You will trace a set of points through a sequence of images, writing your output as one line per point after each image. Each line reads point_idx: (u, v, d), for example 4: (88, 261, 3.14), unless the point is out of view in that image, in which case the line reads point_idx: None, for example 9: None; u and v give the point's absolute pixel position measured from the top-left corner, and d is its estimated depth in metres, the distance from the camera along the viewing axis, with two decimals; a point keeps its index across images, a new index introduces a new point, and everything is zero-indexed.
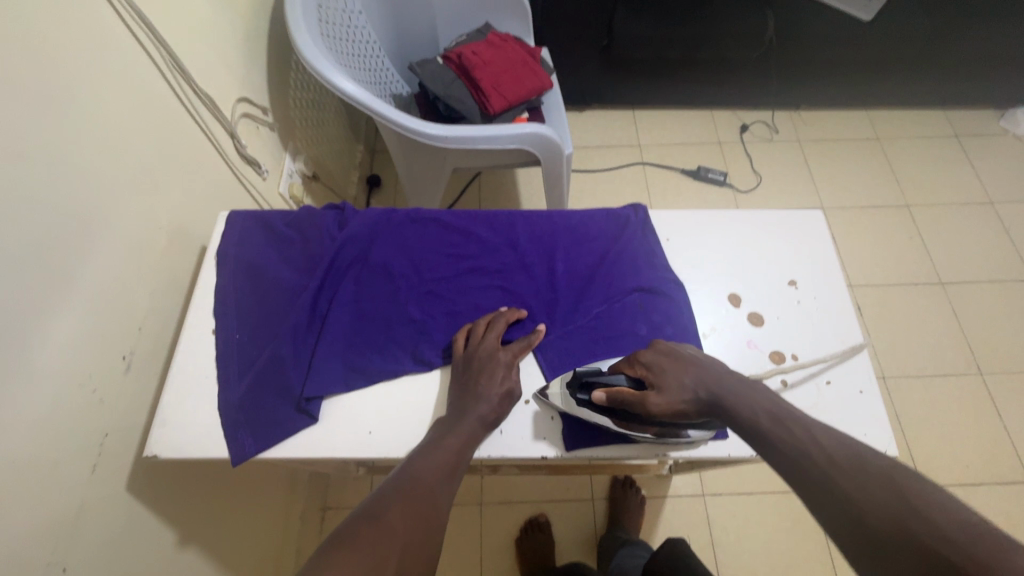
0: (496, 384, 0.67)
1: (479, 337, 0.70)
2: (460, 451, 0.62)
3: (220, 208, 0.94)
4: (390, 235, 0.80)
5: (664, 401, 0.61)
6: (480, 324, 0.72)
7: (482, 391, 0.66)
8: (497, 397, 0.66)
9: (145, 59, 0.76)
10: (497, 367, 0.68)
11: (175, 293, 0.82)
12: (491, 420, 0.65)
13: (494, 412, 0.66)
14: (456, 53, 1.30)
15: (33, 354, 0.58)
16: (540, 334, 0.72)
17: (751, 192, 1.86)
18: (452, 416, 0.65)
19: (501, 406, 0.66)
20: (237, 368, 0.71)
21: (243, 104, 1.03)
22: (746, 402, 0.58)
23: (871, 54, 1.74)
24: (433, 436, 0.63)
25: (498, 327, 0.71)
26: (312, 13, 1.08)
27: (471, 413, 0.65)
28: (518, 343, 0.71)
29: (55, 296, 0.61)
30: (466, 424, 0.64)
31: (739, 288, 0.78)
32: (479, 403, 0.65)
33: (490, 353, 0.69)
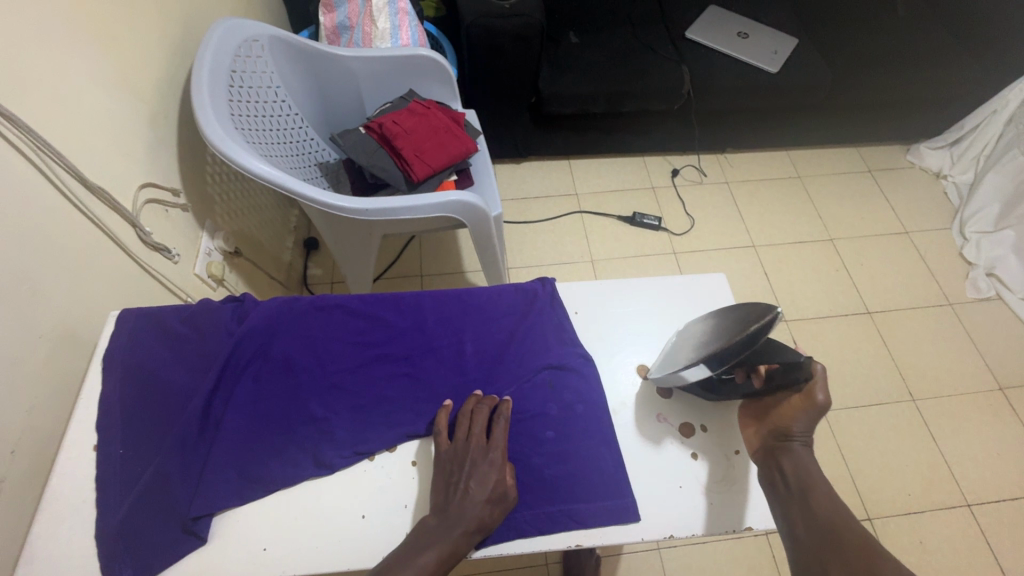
0: (489, 483, 0.64)
1: (467, 427, 0.68)
2: (443, 563, 0.59)
3: (118, 302, 0.90)
4: (292, 325, 0.77)
5: (792, 412, 0.65)
6: (463, 415, 0.69)
7: (472, 494, 0.63)
8: (488, 497, 0.63)
9: (23, 163, 0.74)
10: (485, 465, 0.65)
11: (59, 402, 0.77)
12: (478, 527, 0.62)
13: (482, 518, 0.62)
14: (378, 123, 1.31)
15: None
16: (508, 405, 0.70)
17: (685, 235, 1.92)
18: (434, 525, 0.62)
19: (492, 510, 0.63)
20: (118, 489, 0.66)
21: (149, 190, 1.00)
22: (807, 468, 0.63)
23: (783, 102, 1.85)
24: (413, 546, 0.60)
25: (481, 419, 0.68)
26: (221, 94, 1.08)
27: (461, 518, 0.61)
28: (501, 427, 0.68)
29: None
30: (454, 533, 0.60)
31: (648, 359, 0.79)
32: (468, 509, 0.62)
33: (479, 452, 0.66)
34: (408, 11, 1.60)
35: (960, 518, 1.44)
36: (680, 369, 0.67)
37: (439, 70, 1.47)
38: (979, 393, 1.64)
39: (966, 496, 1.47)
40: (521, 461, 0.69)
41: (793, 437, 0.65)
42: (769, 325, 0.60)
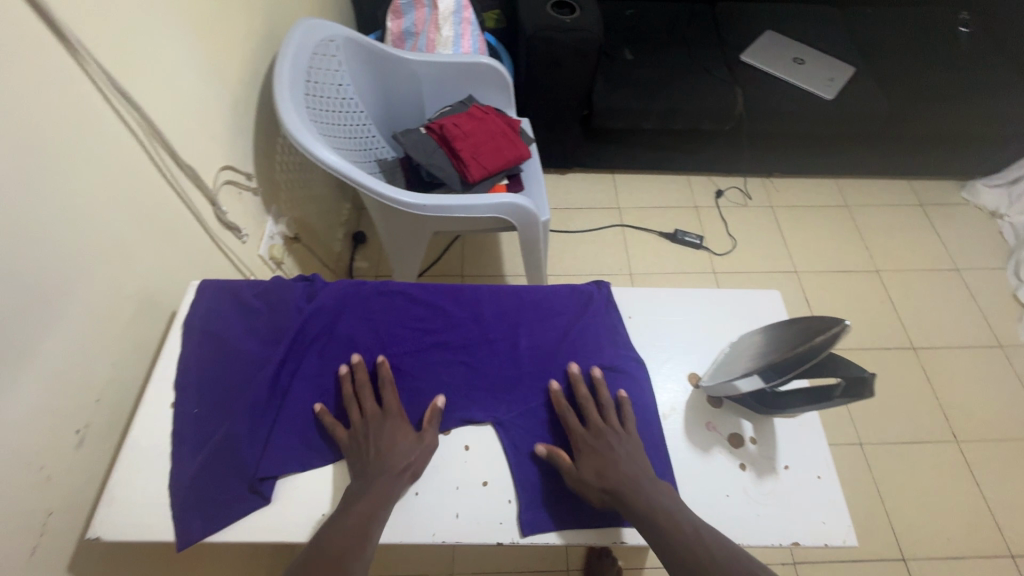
0: (401, 435, 0.68)
1: (350, 404, 0.71)
2: (378, 508, 0.62)
3: (193, 273, 0.96)
4: (357, 307, 0.81)
5: (570, 413, 0.71)
6: (349, 395, 0.72)
7: (391, 448, 0.67)
8: (408, 445, 0.68)
9: (130, 137, 0.81)
10: (388, 424, 0.69)
11: (138, 360, 0.83)
12: (407, 470, 0.66)
13: (407, 463, 0.66)
14: (438, 124, 1.37)
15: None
16: (385, 366, 0.74)
17: (727, 256, 1.91)
18: (359, 485, 0.64)
19: (417, 452, 0.68)
20: (192, 445, 0.70)
21: (227, 172, 1.07)
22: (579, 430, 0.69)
23: (836, 130, 1.84)
24: (346, 502, 0.63)
25: (368, 394, 0.72)
26: (298, 87, 1.14)
27: (385, 471, 0.65)
28: (390, 391, 0.72)
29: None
30: (384, 482, 0.64)
31: (699, 368, 0.79)
32: (392, 460, 0.66)
33: (374, 419, 0.69)
34: (470, 21, 1.66)
35: (1003, 568, 1.38)
36: (735, 378, 0.68)
37: (497, 78, 1.52)
38: None
39: (1010, 546, 1.41)
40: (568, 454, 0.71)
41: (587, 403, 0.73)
42: (837, 334, 0.60)
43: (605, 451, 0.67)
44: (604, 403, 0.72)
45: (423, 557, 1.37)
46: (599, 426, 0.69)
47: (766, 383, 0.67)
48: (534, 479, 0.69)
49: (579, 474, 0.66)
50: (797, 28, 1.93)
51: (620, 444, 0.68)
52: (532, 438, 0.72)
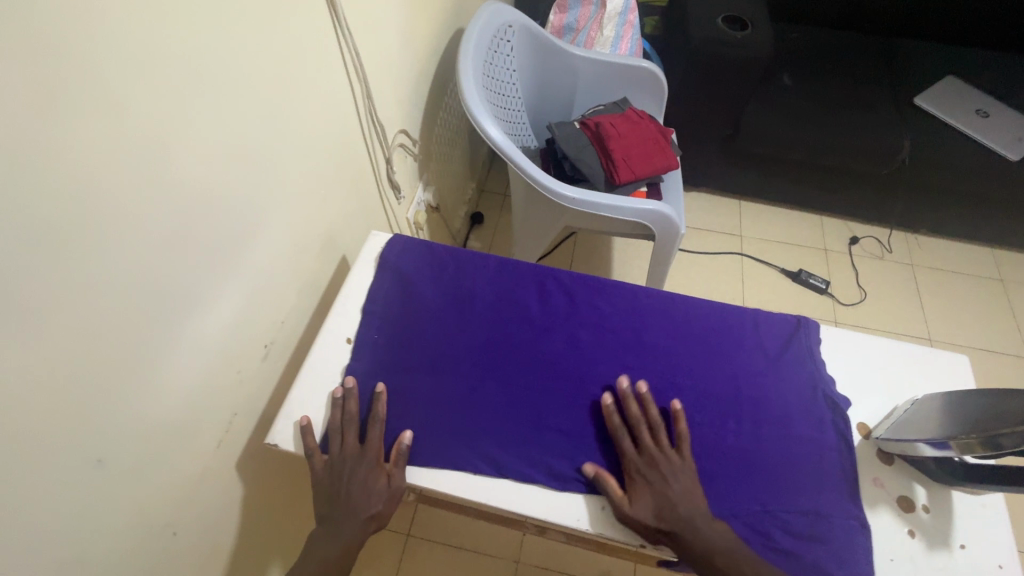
0: (361, 477, 0.67)
1: (333, 434, 0.70)
2: (343, 552, 0.64)
3: (362, 223, 1.03)
4: (527, 285, 0.84)
5: (621, 434, 0.69)
6: (333, 427, 0.70)
7: (350, 491, 0.66)
8: (367, 486, 0.66)
9: (345, 86, 0.88)
10: (349, 465, 0.67)
11: (314, 293, 0.90)
12: (370, 513, 0.65)
13: (372, 510, 0.65)
14: (594, 122, 1.37)
15: (196, 318, 0.66)
16: (382, 401, 0.71)
17: (852, 307, 1.78)
18: (320, 528, 0.65)
19: (378, 492, 0.66)
20: (363, 379, 0.75)
21: (401, 135, 1.13)
22: (631, 457, 0.67)
23: (1011, 194, 1.66)
24: (314, 537, 0.65)
25: (329, 432, 0.70)
26: (479, 65, 1.20)
27: (346, 516, 0.65)
28: (375, 429, 0.70)
29: (224, 271, 0.70)
30: (349, 527, 0.64)
31: (868, 419, 0.73)
32: (353, 505, 0.65)
33: (332, 459, 0.68)
34: (633, 24, 1.66)
35: None
36: (921, 441, 0.65)
37: (654, 84, 1.51)
38: None
39: None
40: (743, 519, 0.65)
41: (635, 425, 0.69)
42: None
43: (661, 483, 0.65)
44: (655, 426, 0.69)
45: (494, 534, 1.39)
46: (648, 455, 0.67)
47: (960, 453, 0.63)
48: None
49: (637, 509, 0.64)
50: (984, 77, 1.76)
51: (679, 477, 0.65)
52: None
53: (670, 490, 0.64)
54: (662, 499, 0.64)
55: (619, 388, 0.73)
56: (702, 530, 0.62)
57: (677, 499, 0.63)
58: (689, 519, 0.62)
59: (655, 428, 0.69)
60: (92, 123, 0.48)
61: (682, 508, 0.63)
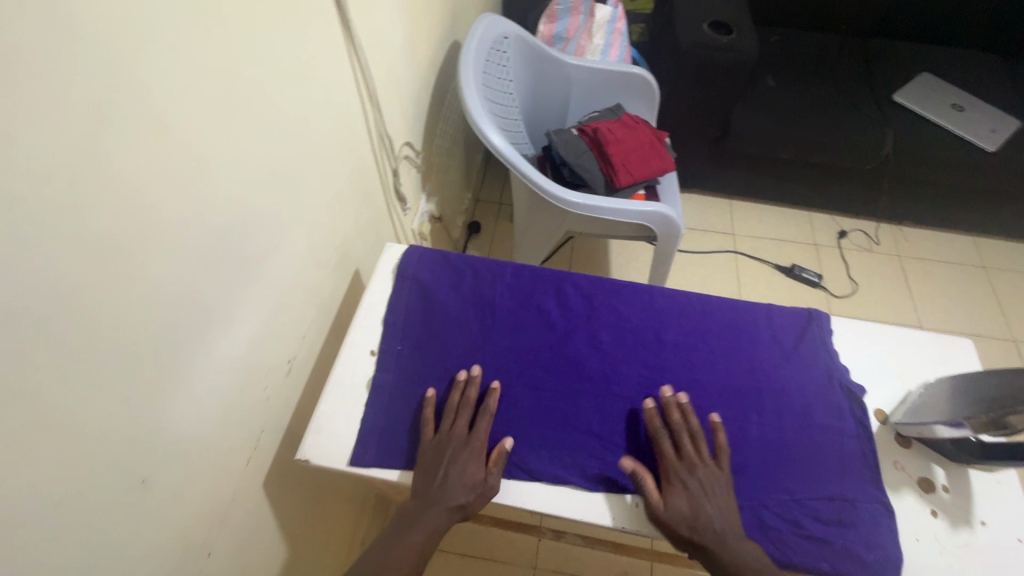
0: (469, 469, 0.67)
1: (447, 417, 0.71)
2: (430, 535, 0.63)
3: (373, 236, 1.03)
4: (546, 289, 0.85)
5: (662, 439, 0.69)
6: (448, 408, 0.72)
7: (455, 477, 0.66)
8: (470, 480, 0.66)
9: (355, 101, 0.89)
10: (467, 452, 0.68)
11: (331, 307, 0.90)
12: (459, 508, 0.65)
13: (463, 502, 0.65)
14: (591, 128, 1.40)
15: (224, 334, 0.66)
16: (495, 394, 0.72)
17: (845, 299, 1.82)
18: (418, 505, 0.65)
19: (476, 491, 0.66)
20: (390, 390, 0.75)
21: (406, 147, 1.14)
22: (670, 463, 0.67)
23: (989, 184, 1.73)
24: (406, 514, 0.65)
25: (465, 413, 0.71)
26: (479, 75, 1.21)
27: (442, 502, 0.64)
28: (486, 423, 0.71)
29: (249, 286, 0.70)
30: (438, 511, 0.64)
31: (884, 404, 0.76)
32: (453, 492, 0.65)
33: (455, 438, 0.69)
34: (621, 32, 1.71)
35: None
36: (936, 423, 0.68)
37: (647, 89, 1.54)
38: None
39: None
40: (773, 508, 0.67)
41: (676, 432, 0.70)
42: None
43: (695, 491, 0.65)
44: (696, 438, 0.70)
45: (510, 542, 1.39)
46: (692, 464, 0.67)
47: (972, 433, 0.66)
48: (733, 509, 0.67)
49: (667, 511, 0.64)
50: (957, 73, 1.84)
51: (712, 489, 0.66)
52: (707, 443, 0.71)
53: (702, 500, 0.64)
54: (693, 507, 0.64)
55: (662, 397, 0.73)
56: (727, 541, 0.62)
57: (708, 508, 0.64)
58: (717, 529, 0.63)
59: (697, 440, 0.69)
60: (132, 143, 0.49)
61: (712, 518, 0.63)
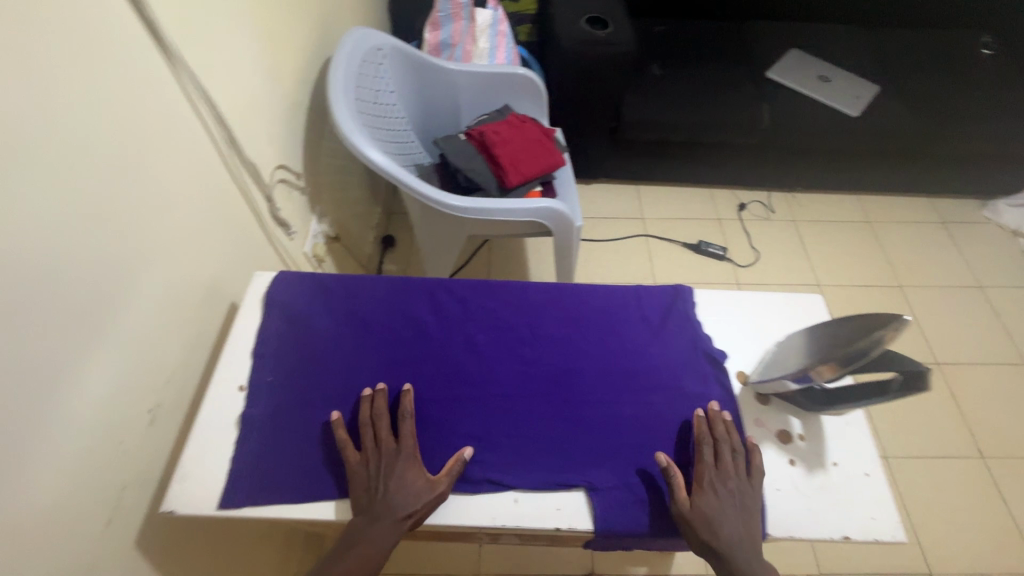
0: (410, 477, 0.66)
1: (372, 432, 0.69)
2: (377, 552, 0.62)
3: (250, 267, 1.00)
4: (422, 300, 0.84)
5: (704, 445, 0.69)
6: (365, 421, 0.70)
7: (397, 489, 0.65)
8: (416, 488, 0.66)
9: (204, 134, 0.85)
10: (403, 461, 0.67)
11: (204, 345, 0.87)
12: (407, 516, 0.64)
13: (410, 509, 0.64)
14: (478, 131, 1.41)
15: (61, 397, 0.61)
16: (409, 397, 0.73)
17: (749, 267, 1.93)
18: (361, 524, 0.63)
19: (424, 499, 0.65)
20: (260, 424, 0.73)
21: (281, 171, 1.11)
22: (707, 469, 0.67)
23: (861, 147, 1.87)
24: (347, 539, 0.63)
25: (385, 422, 0.70)
26: (351, 91, 1.20)
27: (386, 516, 0.63)
28: (409, 424, 0.70)
29: (87, 342, 0.65)
30: (383, 528, 0.63)
31: (745, 366, 0.80)
32: (396, 502, 0.64)
33: (386, 452, 0.68)
34: (505, 33, 1.73)
35: None
36: (779, 380, 0.72)
37: (533, 89, 1.57)
38: None
39: None
40: (648, 482, 0.69)
41: (721, 441, 0.70)
42: (896, 330, 0.61)
43: (725, 499, 0.65)
44: (737, 449, 0.70)
45: (449, 552, 1.38)
46: (726, 469, 0.68)
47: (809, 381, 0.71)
48: (608, 490, 0.68)
49: (691, 514, 0.64)
50: (824, 48, 1.98)
51: (741, 502, 0.66)
52: (581, 432, 0.73)
53: (728, 511, 0.64)
54: (717, 516, 0.64)
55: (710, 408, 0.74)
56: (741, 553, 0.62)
57: (730, 519, 0.64)
58: (734, 541, 0.63)
59: (738, 452, 0.69)
60: None
61: (732, 529, 0.63)
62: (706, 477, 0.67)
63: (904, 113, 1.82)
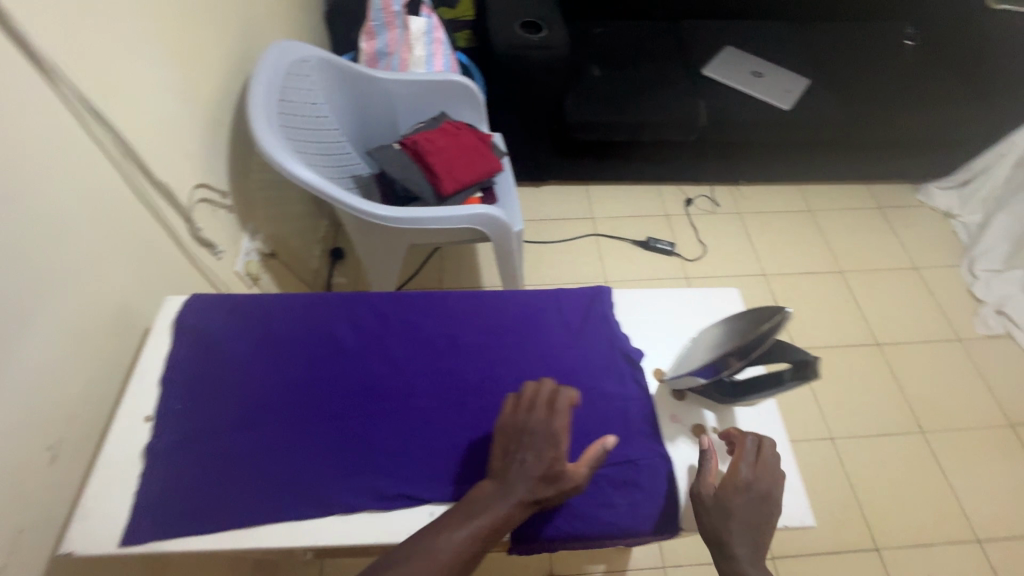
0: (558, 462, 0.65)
1: (526, 407, 0.68)
2: (498, 527, 0.60)
3: (168, 290, 0.97)
4: (340, 316, 0.83)
5: (747, 447, 0.68)
6: (527, 398, 0.69)
7: (541, 471, 0.64)
8: (559, 476, 0.64)
9: (105, 158, 0.83)
10: (549, 446, 0.65)
11: (114, 375, 0.84)
12: (535, 500, 0.63)
13: (540, 494, 0.63)
14: (412, 140, 1.40)
15: None
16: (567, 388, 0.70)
17: (697, 261, 1.96)
18: (493, 496, 0.62)
19: (558, 488, 0.64)
20: (167, 454, 0.70)
21: (202, 190, 1.08)
22: (743, 465, 0.67)
23: (796, 138, 1.92)
24: (464, 513, 0.61)
25: (544, 402, 0.68)
26: (274, 105, 1.18)
27: (516, 494, 0.62)
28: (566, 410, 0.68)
29: None
30: (511, 504, 0.62)
31: (663, 363, 0.81)
32: (529, 483, 0.63)
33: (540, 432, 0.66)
34: (441, 41, 1.72)
35: (971, 552, 1.45)
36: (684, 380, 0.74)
37: (470, 96, 1.56)
38: (990, 429, 1.65)
39: (976, 531, 1.48)
40: None
41: (760, 443, 0.69)
42: (779, 324, 0.64)
43: (748, 500, 0.65)
44: (773, 455, 0.68)
45: None
46: (763, 465, 0.67)
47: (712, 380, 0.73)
48: None
49: (711, 502, 0.65)
50: (757, 44, 2.03)
51: (764, 506, 0.65)
52: (498, 442, 0.73)
53: (743, 510, 0.64)
54: (730, 514, 0.64)
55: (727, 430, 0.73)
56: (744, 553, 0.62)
57: (743, 518, 0.64)
58: (739, 541, 0.63)
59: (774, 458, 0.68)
60: None
61: (741, 528, 0.63)
62: (740, 473, 0.66)
63: (834, 105, 1.88)
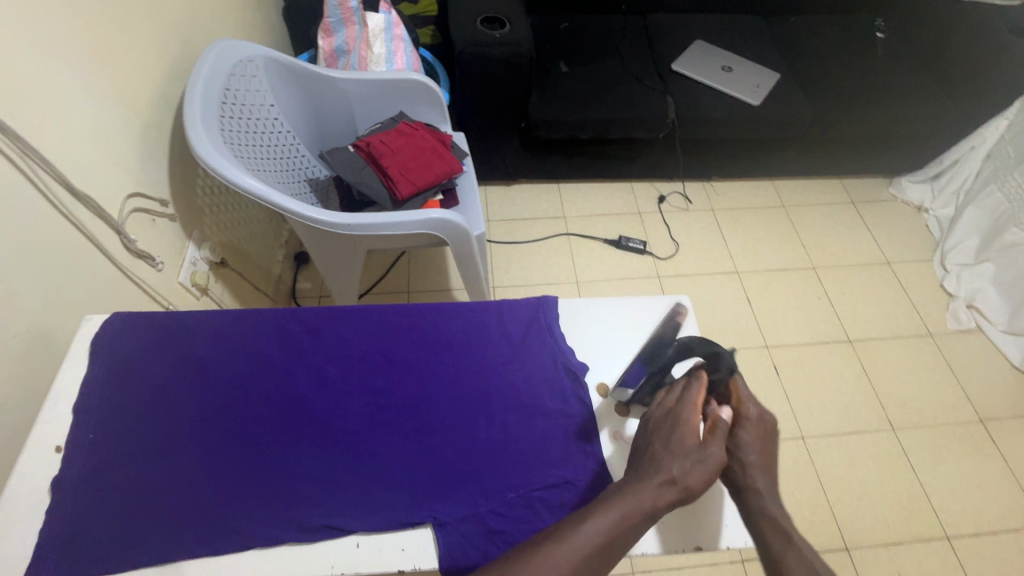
0: (686, 440, 0.61)
1: (660, 405, 0.67)
2: (630, 515, 0.57)
3: (95, 306, 0.92)
4: (271, 334, 0.79)
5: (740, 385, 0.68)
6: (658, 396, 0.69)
7: (667, 453, 0.61)
8: (690, 455, 0.60)
9: (15, 173, 0.78)
10: (683, 426, 0.63)
11: (28, 400, 0.79)
12: (670, 483, 0.59)
13: (673, 474, 0.59)
14: (365, 142, 1.36)
15: None
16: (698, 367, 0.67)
17: (669, 259, 1.94)
18: (622, 484, 0.61)
19: (692, 465, 0.60)
20: (76, 487, 0.66)
21: (136, 199, 1.03)
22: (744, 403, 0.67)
23: (767, 134, 1.90)
24: (590, 507, 0.59)
25: (677, 390, 0.67)
26: (212, 106, 1.12)
27: (647, 478, 0.60)
28: (695, 390, 0.65)
29: None
30: (643, 487, 0.59)
31: (607, 377, 0.79)
32: (658, 465, 0.60)
33: (671, 414, 0.65)
34: (403, 38, 1.65)
35: (937, 550, 1.44)
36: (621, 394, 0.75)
37: (429, 95, 1.51)
38: (960, 424, 1.64)
39: (946, 529, 1.48)
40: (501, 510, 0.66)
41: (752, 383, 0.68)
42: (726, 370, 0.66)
43: (753, 438, 0.66)
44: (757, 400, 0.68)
45: None
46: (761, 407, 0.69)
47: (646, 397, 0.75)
48: (459, 525, 0.65)
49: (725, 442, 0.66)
50: (728, 38, 2.00)
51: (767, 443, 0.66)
52: (430, 466, 0.69)
53: (752, 450, 0.65)
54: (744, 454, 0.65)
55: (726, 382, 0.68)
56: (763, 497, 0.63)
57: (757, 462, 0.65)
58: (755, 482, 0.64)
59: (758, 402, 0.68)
60: None
61: (756, 470, 0.64)
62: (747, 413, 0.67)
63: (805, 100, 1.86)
